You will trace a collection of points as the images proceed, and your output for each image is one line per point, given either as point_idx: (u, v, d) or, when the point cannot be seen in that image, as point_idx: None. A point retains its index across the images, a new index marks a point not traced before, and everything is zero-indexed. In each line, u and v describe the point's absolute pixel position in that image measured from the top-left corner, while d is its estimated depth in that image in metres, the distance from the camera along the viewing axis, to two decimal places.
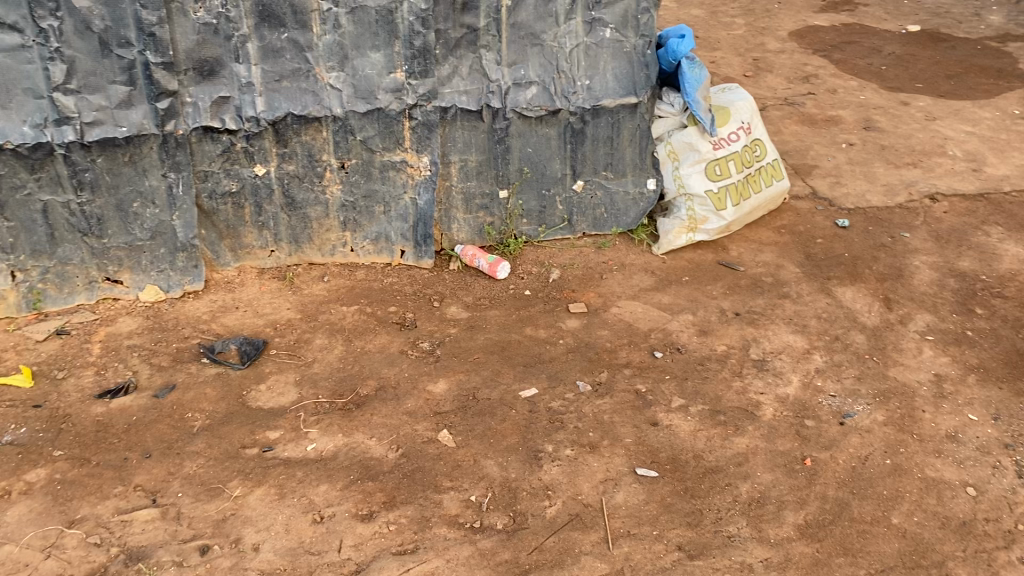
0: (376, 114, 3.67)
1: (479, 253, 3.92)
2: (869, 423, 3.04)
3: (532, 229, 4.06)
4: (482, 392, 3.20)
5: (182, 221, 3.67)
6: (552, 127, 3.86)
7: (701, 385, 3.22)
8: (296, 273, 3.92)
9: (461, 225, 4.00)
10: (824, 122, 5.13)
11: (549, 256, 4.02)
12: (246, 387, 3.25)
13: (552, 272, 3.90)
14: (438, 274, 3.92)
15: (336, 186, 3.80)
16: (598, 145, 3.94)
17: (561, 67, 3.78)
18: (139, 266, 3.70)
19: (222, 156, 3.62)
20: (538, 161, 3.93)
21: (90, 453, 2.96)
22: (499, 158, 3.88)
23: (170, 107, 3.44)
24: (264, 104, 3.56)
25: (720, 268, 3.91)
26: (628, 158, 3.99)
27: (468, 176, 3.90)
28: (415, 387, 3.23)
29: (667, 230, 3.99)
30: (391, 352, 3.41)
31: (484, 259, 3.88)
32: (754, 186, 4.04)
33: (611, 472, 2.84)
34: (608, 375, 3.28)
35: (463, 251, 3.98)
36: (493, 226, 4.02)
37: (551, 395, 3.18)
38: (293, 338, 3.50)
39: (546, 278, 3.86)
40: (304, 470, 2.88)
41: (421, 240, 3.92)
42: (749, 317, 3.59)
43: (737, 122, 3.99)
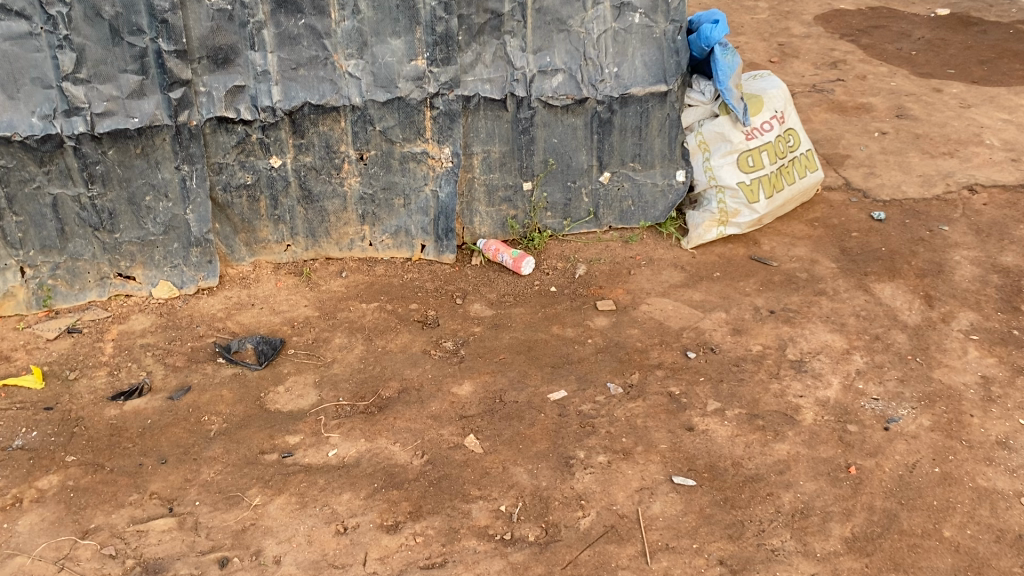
0: (397, 104, 3.53)
1: (501, 247, 3.78)
2: (915, 428, 2.90)
3: (556, 223, 3.93)
4: (509, 394, 3.09)
5: (195, 215, 3.55)
6: (579, 117, 3.72)
7: (738, 387, 3.09)
8: (313, 268, 3.79)
9: (483, 219, 3.87)
10: (855, 110, 4.98)
11: (574, 250, 3.88)
12: (264, 389, 3.14)
13: (579, 267, 3.77)
14: (460, 269, 3.79)
15: (354, 178, 3.67)
16: (626, 135, 3.79)
17: (588, 54, 3.63)
18: (152, 262, 3.59)
19: (236, 147, 3.49)
20: (563, 152, 3.79)
21: (103, 458, 2.85)
22: (522, 149, 3.74)
23: (183, 97, 3.31)
24: (280, 93, 3.43)
25: (753, 263, 3.77)
26: (657, 148, 3.84)
27: (491, 167, 3.77)
28: (439, 389, 3.11)
29: (697, 224, 3.85)
30: (413, 353, 3.30)
31: (507, 253, 3.75)
32: (788, 178, 3.89)
33: (646, 480, 2.72)
34: (640, 376, 3.15)
35: (484, 244, 3.84)
36: (516, 220, 3.89)
37: (581, 398, 3.05)
38: (312, 337, 3.38)
39: (572, 273, 3.73)
40: (325, 477, 2.76)
41: (443, 234, 3.79)
42: (785, 315, 3.46)
43: (770, 111, 3.83)
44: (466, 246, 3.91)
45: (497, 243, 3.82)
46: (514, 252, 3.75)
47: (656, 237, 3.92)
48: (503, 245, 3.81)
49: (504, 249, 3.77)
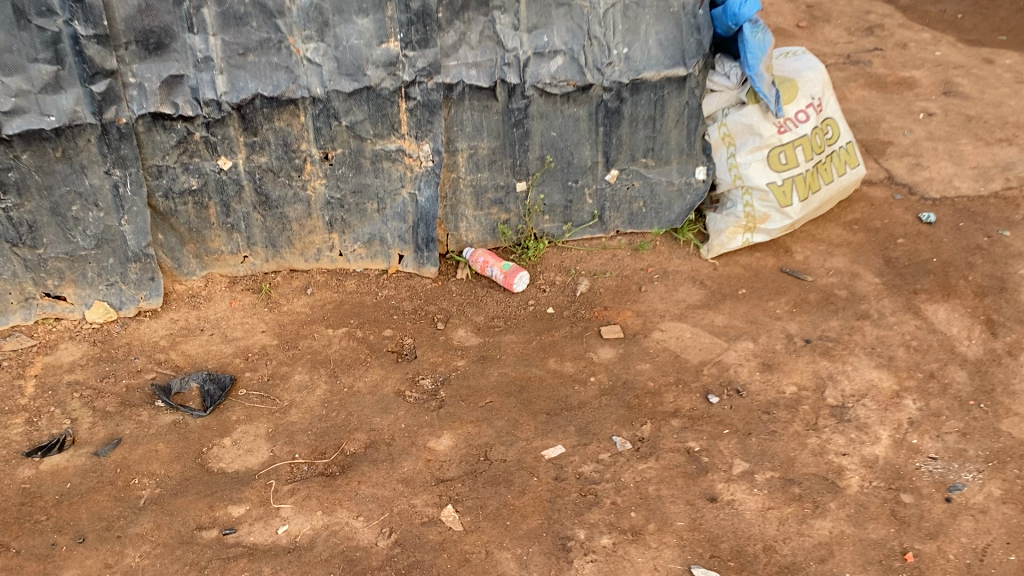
0: (366, 94, 2.99)
1: (493, 257, 3.27)
2: (983, 500, 2.41)
3: (555, 227, 3.41)
4: (496, 450, 2.60)
5: (133, 226, 3.03)
6: (581, 106, 3.17)
7: (768, 443, 2.60)
8: (274, 282, 3.29)
9: (470, 225, 3.36)
10: (896, 86, 4.39)
11: (575, 260, 3.36)
12: (207, 442, 2.66)
13: (581, 283, 3.25)
14: (444, 284, 3.28)
15: (319, 180, 3.15)
16: (637, 127, 3.24)
17: (593, 33, 3.07)
18: (85, 279, 3.07)
19: (177, 147, 2.96)
20: (563, 147, 3.25)
21: (10, 537, 2.38)
22: (516, 145, 3.20)
23: (108, 90, 2.77)
24: (226, 83, 2.88)
25: (783, 278, 3.25)
26: (673, 141, 3.29)
27: (479, 166, 3.24)
28: (413, 443, 2.62)
29: (719, 230, 3.32)
30: (384, 395, 2.79)
31: (498, 265, 3.24)
32: (826, 176, 3.34)
33: (659, 572, 2.24)
34: (651, 427, 2.66)
35: (472, 254, 3.32)
36: (508, 224, 3.38)
37: (582, 457, 2.56)
38: (267, 373, 2.88)
39: (573, 290, 3.22)
40: (272, 565, 2.29)
41: (423, 244, 3.27)
42: (822, 346, 2.95)
43: (806, 97, 3.28)
44: (451, 257, 3.38)
45: (488, 253, 3.31)
46: (506, 263, 3.25)
47: (671, 244, 3.39)
48: (493, 256, 3.30)
49: (496, 260, 3.26)
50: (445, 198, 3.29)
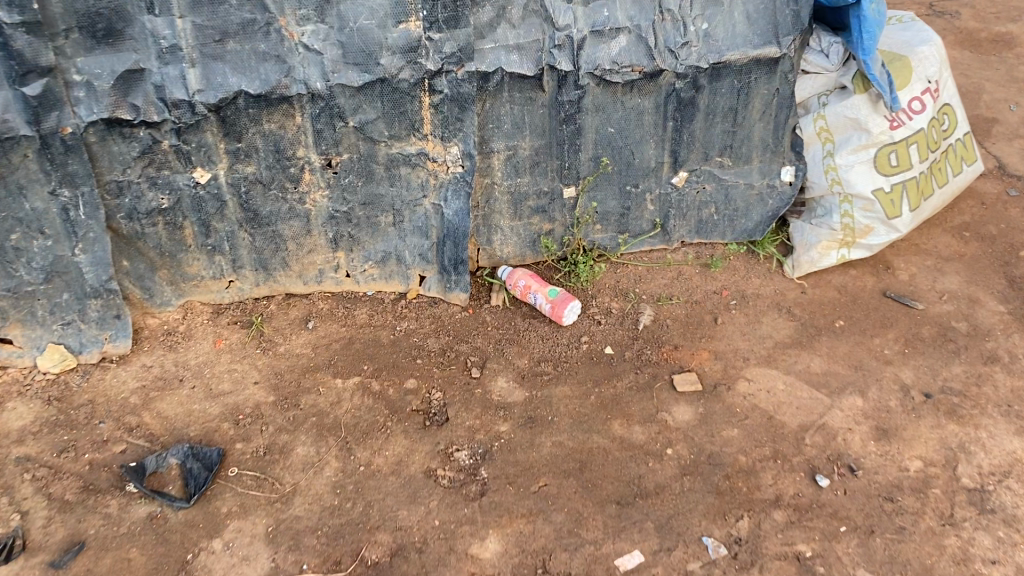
0: (379, 88, 2.35)
1: (536, 280, 2.68)
2: None
3: (607, 238, 2.81)
4: (558, 558, 2.05)
5: (89, 256, 2.41)
6: (647, 97, 2.53)
7: (899, 546, 2.07)
8: (266, 313, 2.69)
9: (506, 238, 2.76)
10: (991, 44, 3.74)
11: (633, 281, 2.78)
12: (192, 545, 2.10)
13: (643, 313, 2.67)
14: (474, 314, 2.69)
15: (320, 192, 2.53)
16: (714, 120, 2.61)
17: (665, 4, 2.42)
18: (34, 320, 2.45)
19: (141, 159, 2.33)
20: (622, 145, 2.63)
21: None
22: (565, 144, 2.59)
23: (46, 93, 2.12)
24: (200, 79, 2.23)
25: (887, 306, 2.68)
26: (757, 136, 2.67)
27: (519, 170, 2.62)
28: (452, 548, 2.07)
29: (809, 244, 2.74)
30: (411, 476, 2.24)
31: (544, 292, 2.66)
32: (940, 177, 2.74)
33: None
34: (750, 523, 2.12)
35: (510, 274, 2.74)
36: (551, 235, 2.78)
37: (668, 568, 2.03)
38: (264, 446, 2.33)
39: (633, 323, 2.65)
40: None
41: (449, 265, 2.67)
42: (946, 402, 2.40)
43: (922, 80, 2.64)
44: (483, 278, 2.79)
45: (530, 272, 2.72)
46: (554, 290, 2.66)
47: (747, 260, 2.81)
48: (537, 277, 2.72)
49: (541, 284, 2.67)
50: (475, 207, 2.67)
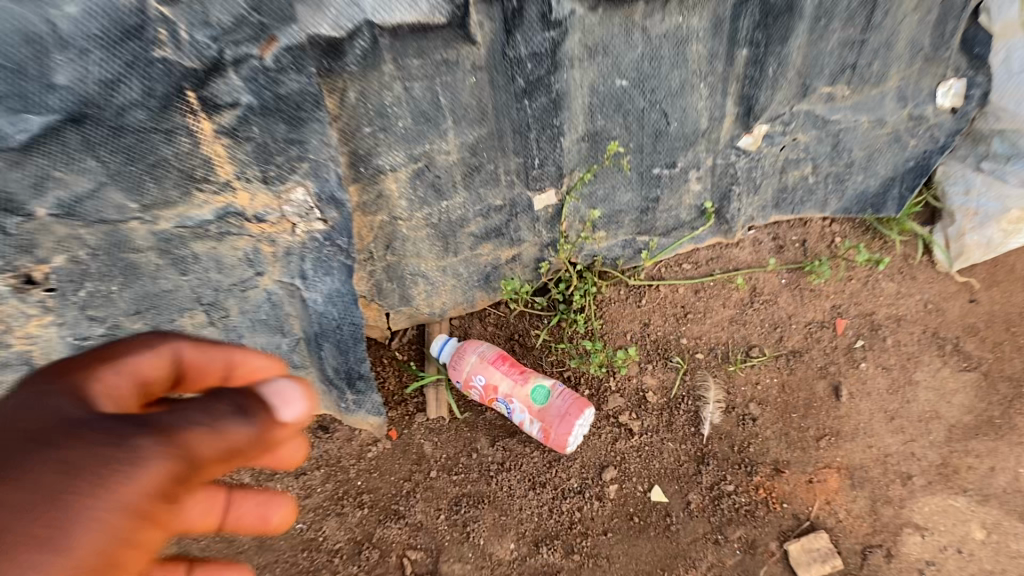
0: (80, 134, 0.95)
1: (507, 372, 1.43)
2: None
3: (619, 247, 1.53)
4: None
5: None
6: (697, 14, 1.15)
7: None
8: None
9: (434, 287, 1.47)
10: None
11: (674, 325, 1.56)
12: None
13: (702, 402, 1.49)
14: (399, 448, 1.49)
15: (34, 321, 1.14)
16: (827, 29, 1.24)
17: None
18: None
19: None
20: (641, 107, 1.27)
21: None
22: (529, 129, 1.24)
23: None
24: None
25: None
26: (902, 40, 1.30)
27: (443, 188, 1.28)
28: None
29: (989, 215, 1.47)
30: None
31: (526, 398, 1.42)
32: None
33: None
34: None
35: (455, 356, 1.47)
36: (516, 263, 1.50)
37: None
38: None
39: (691, 427, 1.47)
40: None
41: (339, 380, 1.40)
42: None
43: None
44: (404, 362, 1.55)
45: (493, 352, 1.45)
46: (544, 388, 1.42)
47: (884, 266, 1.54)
48: (507, 358, 1.46)
49: (517, 380, 1.42)
50: (367, 260, 1.36)
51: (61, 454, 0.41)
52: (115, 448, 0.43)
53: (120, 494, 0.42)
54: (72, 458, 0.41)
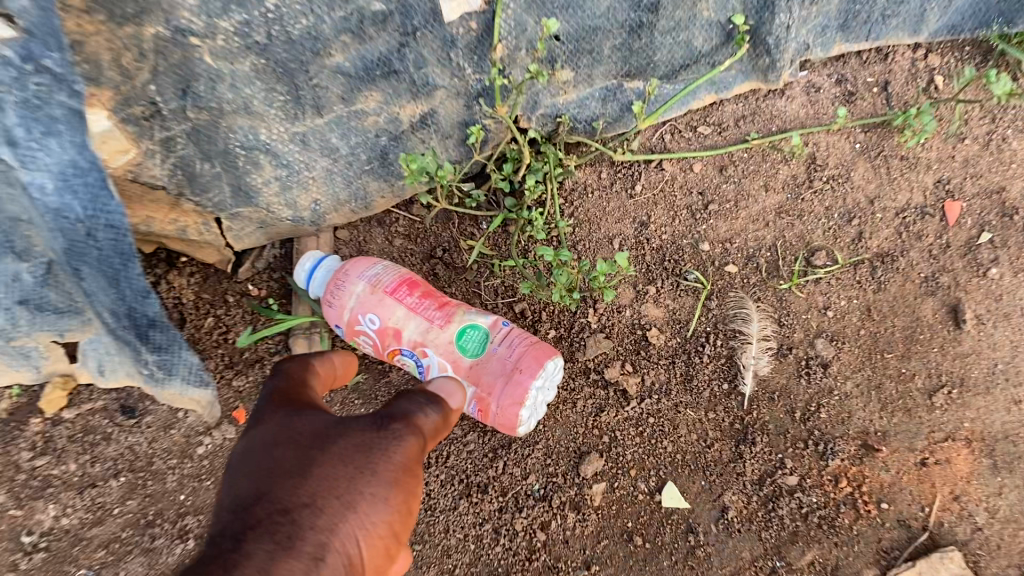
0: None
1: (416, 306, 0.85)
2: None
3: (595, 103, 0.96)
4: None
5: None
6: None
7: None
8: None
9: (294, 173, 0.89)
10: None
11: (689, 225, 0.98)
12: None
13: (742, 344, 0.92)
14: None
15: None
16: None
17: None
18: None
19: None
20: None
21: None
22: None
23: None
24: None
25: None
26: None
27: None
28: None
29: None
30: None
31: (448, 347, 0.84)
32: None
33: None
34: None
35: (327, 284, 0.88)
36: (429, 129, 0.92)
37: None
38: None
39: (723, 385, 0.91)
40: None
41: (130, 333, 0.80)
42: None
43: None
44: (255, 304, 0.96)
45: (390, 274, 0.86)
46: (479, 330, 0.85)
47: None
48: (414, 285, 0.87)
49: (434, 320, 0.85)
50: (145, 110, 0.77)
51: (321, 466, 0.49)
52: (357, 451, 0.50)
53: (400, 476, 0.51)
54: (321, 459, 0.49)
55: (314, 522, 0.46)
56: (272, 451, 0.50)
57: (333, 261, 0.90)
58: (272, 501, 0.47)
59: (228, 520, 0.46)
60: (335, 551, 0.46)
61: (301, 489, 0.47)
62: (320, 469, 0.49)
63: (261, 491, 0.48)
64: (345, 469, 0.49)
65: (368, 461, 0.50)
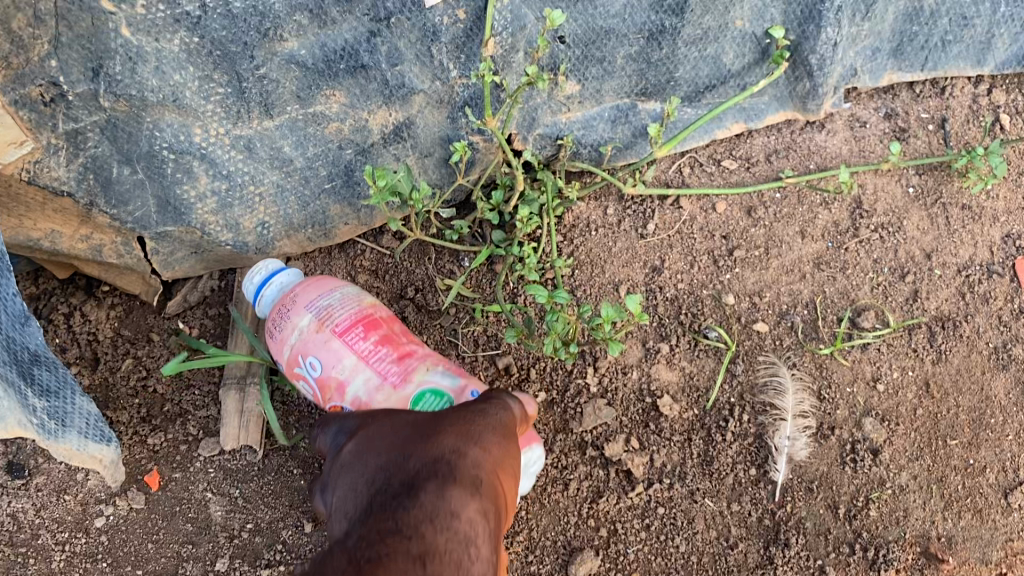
0: None
1: (365, 355, 0.67)
2: None
3: (603, 125, 0.82)
4: None
5: None
6: None
7: None
8: None
9: (236, 187, 0.73)
10: None
11: (710, 273, 0.82)
12: None
13: (774, 421, 0.75)
14: (166, 510, 0.75)
15: None
16: None
17: None
18: None
19: None
20: None
21: None
22: None
23: None
24: None
25: None
26: None
27: None
28: None
29: None
30: None
31: (391, 413, 0.65)
32: None
33: None
34: None
35: (271, 308, 0.71)
36: (404, 143, 0.77)
37: None
38: None
39: (748, 471, 0.75)
40: None
41: (8, 370, 0.62)
42: None
43: None
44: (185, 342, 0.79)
45: (346, 308, 0.69)
46: (436, 397, 0.65)
47: None
48: (377, 325, 0.69)
49: (382, 374, 0.66)
50: (45, 92, 0.62)
51: (443, 426, 0.46)
52: (469, 422, 0.47)
53: (508, 433, 0.49)
54: (437, 424, 0.46)
55: (459, 464, 0.42)
56: (386, 420, 0.48)
57: (292, 276, 0.73)
58: (419, 456, 0.42)
59: (376, 487, 0.40)
60: (489, 492, 0.41)
61: (438, 445, 0.43)
62: (443, 429, 0.45)
63: (398, 447, 0.43)
64: (469, 428, 0.46)
65: (477, 424, 0.47)
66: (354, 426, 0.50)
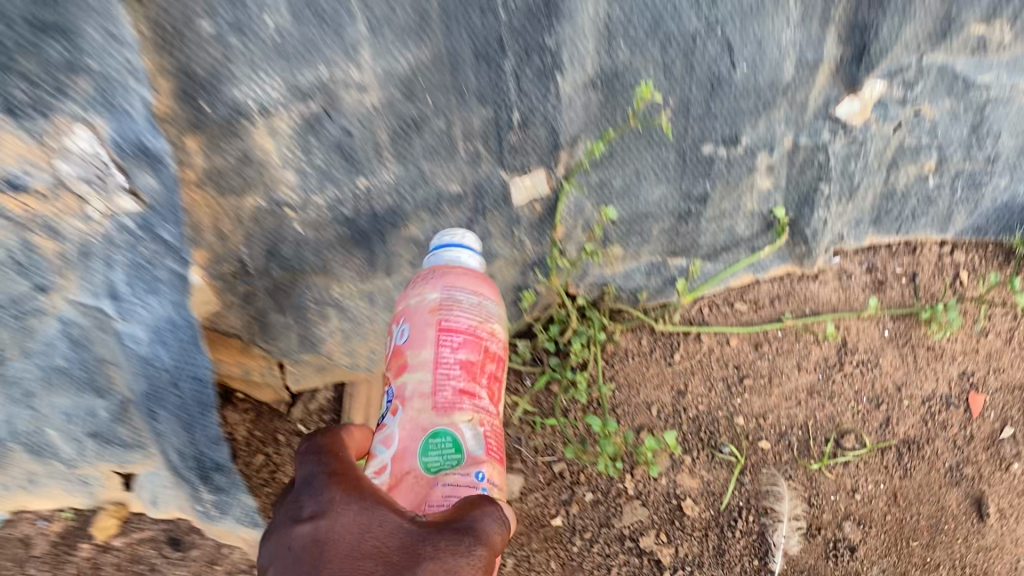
0: None
1: (440, 363, 0.70)
2: None
3: (639, 276, 1.03)
4: None
5: None
6: None
7: None
8: None
9: (357, 326, 0.95)
10: None
11: (724, 397, 1.03)
12: None
13: (772, 523, 0.99)
14: None
15: None
16: None
17: None
18: None
19: None
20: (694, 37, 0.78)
21: None
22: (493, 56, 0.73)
23: None
24: None
25: None
26: None
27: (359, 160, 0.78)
28: None
29: None
30: None
31: (414, 424, 0.68)
32: None
33: None
34: None
35: (427, 270, 0.76)
36: None
37: None
38: None
39: (752, 561, 0.99)
40: None
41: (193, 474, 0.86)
42: None
43: None
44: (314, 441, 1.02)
45: (468, 315, 0.72)
46: (454, 450, 0.68)
47: None
48: (474, 351, 0.72)
49: (440, 392, 0.69)
50: (234, 270, 0.83)
51: None
52: None
53: None
54: None
55: None
56: (353, 519, 0.52)
57: (469, 261, 0.78)
58: None
59: None
60: None
61: None
62: None
63: None
64: None
65: None
66: (327, 496, 0.54)
